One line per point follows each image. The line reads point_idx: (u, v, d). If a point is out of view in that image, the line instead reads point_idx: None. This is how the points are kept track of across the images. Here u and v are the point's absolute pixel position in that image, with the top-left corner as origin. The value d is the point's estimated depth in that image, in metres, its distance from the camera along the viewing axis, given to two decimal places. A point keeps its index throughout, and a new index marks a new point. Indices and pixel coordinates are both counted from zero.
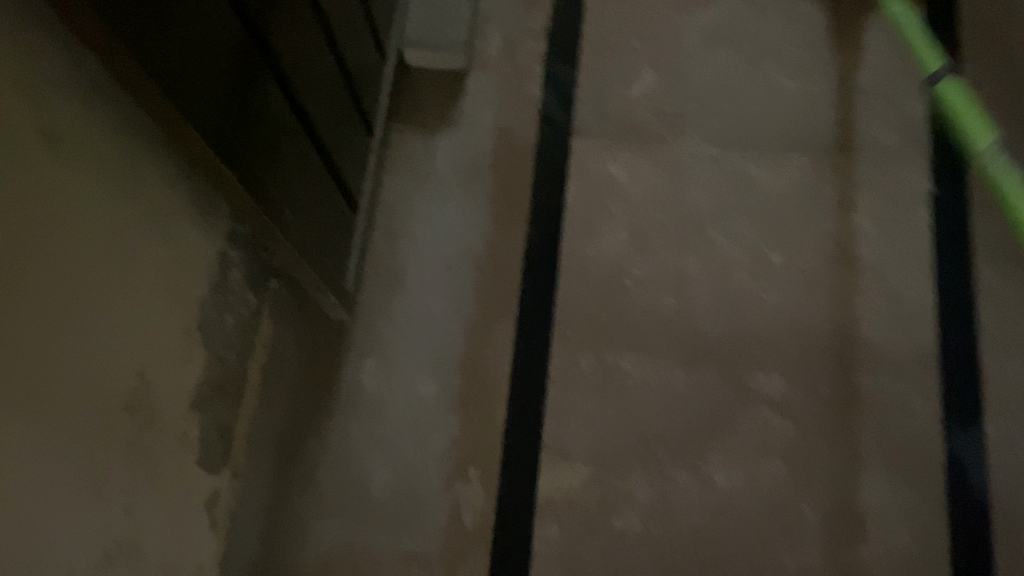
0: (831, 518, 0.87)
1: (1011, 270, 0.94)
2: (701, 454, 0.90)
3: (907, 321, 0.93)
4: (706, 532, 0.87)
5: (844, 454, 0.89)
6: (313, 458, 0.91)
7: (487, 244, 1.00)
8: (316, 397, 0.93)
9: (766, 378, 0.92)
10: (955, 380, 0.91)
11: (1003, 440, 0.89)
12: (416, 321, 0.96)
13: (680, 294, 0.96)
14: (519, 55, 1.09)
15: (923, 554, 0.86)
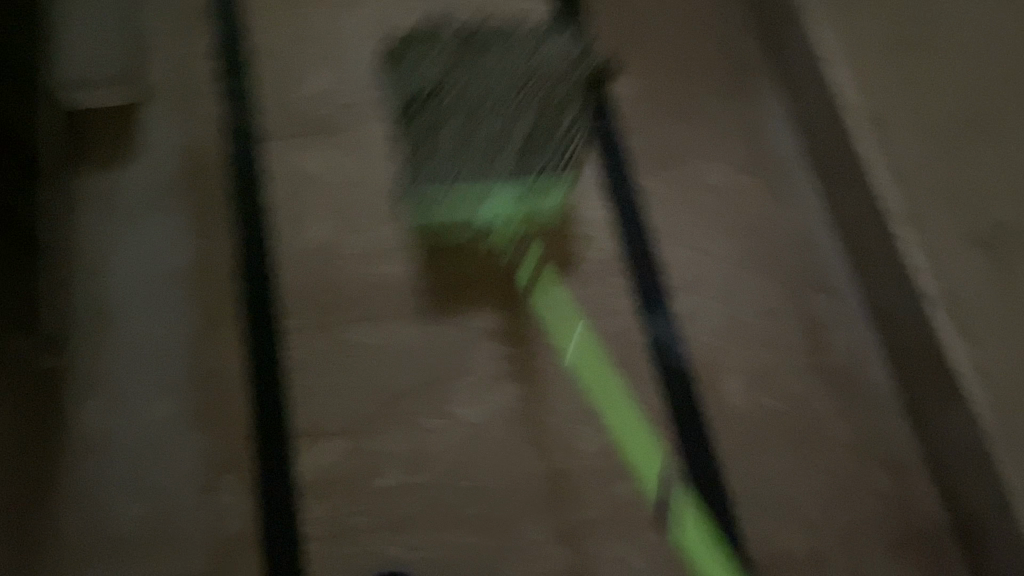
0: (567, 419, 0.95)
1: (664, 174, 1.09)
2: (443, 396, 0.95)
3: (592, 236, 1.05)
4: (461, 465, 0.92)
5: (567, 359, 0.98)
6: (58, 505, 0.89)
7: (195, 260, 1.00)
8: (44, 450, 0.90)
9: (485, 313, 1.00)
10: (644, 273, 1.03)
11: (691, 311, 1.02)
12: (136, 349, 0.95)
13: (394, 259, 1.02)
14: (189, 75, 1.10)
15: (649, 426, 0.96)
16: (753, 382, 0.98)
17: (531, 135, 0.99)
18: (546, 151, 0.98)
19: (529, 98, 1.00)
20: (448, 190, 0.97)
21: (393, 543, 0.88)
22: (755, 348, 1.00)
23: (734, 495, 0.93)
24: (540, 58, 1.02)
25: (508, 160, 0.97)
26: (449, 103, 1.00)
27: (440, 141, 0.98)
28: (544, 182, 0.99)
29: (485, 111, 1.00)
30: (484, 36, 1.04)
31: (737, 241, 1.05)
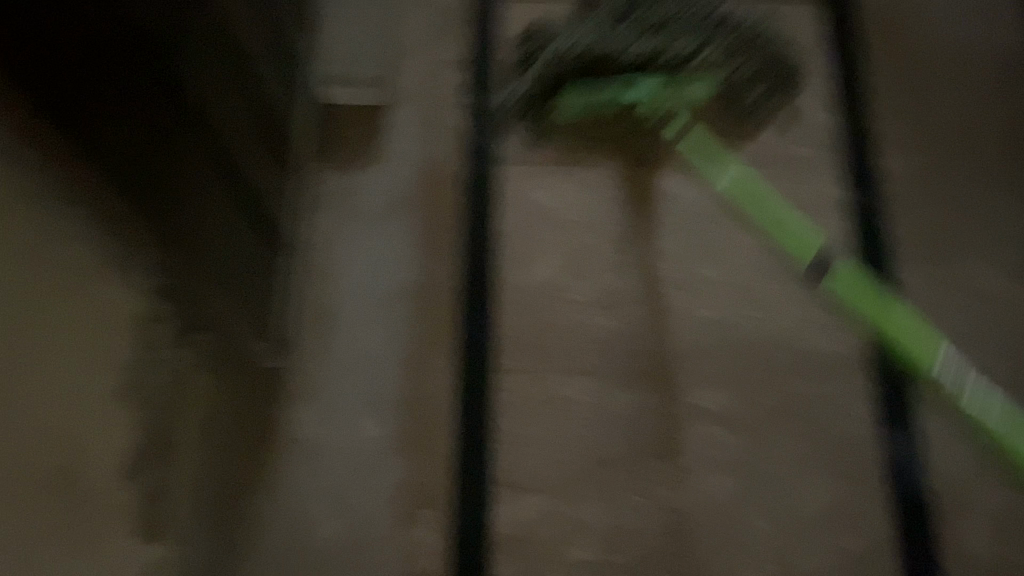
0: (782, 527, 0.88)
1: (927, 270, 0.99)
2: (650, 473, 0.90)
3: (835, 324, 0.96)
4: (663, 553, 0.87)
5: (790, 460, 0.91)
6: (250, 514, 0.86)
7: (424, 279, 0.98)
8: (254, 449, 0.88)
9: (706, 392, 0.93)
10: (887, 380, 0.93)
11: (935, 432, 0.91)
12: (350, 361, 0.94)
13: (617, 315, 0.97)
14: (438, 84, 1.08)
15: (872, 553, 0.87)
16: (995, 527, 0.88)
17: (674, 18, 0.98)
18: (696, 76, 0.94)
19: (699, 12, 0.98)
20: (612, 58, 0.93)
21: None
22: (1001, 489, 0.89)
23: None
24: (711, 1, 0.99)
25: (667, 37, 0.95)
26: (606, 16, 0.99)
27: (611, 42, 0.95)
28: (691, 67, 0.94)
29: (653, 26, 0.97)
30: None
31: (998, 362, 0.94)
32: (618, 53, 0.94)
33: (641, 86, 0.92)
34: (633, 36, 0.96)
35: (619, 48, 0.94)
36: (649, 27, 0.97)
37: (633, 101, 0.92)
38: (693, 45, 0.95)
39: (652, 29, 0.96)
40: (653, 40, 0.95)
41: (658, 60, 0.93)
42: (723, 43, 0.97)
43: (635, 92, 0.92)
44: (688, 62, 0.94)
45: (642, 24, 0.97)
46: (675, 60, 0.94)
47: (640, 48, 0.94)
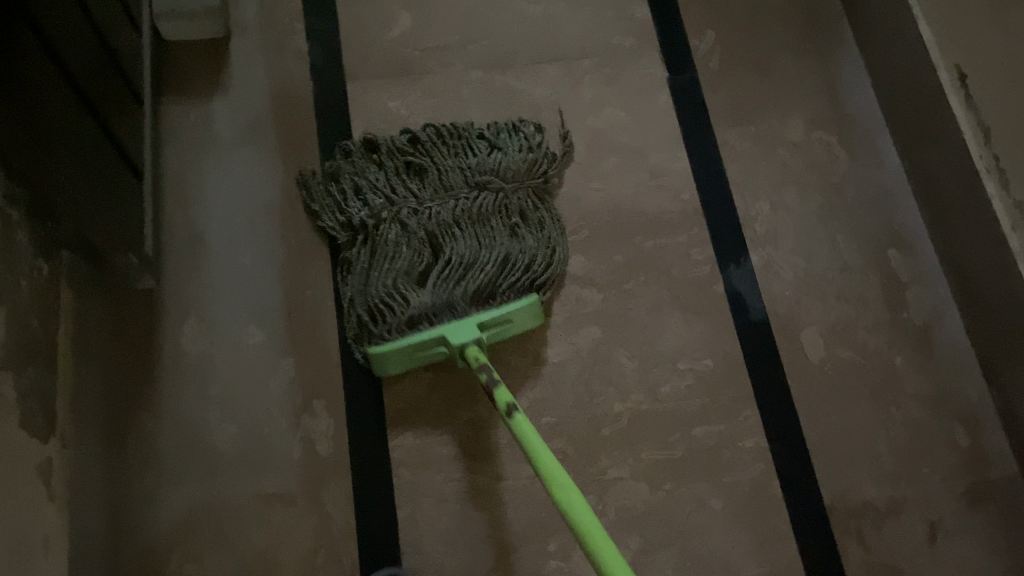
0: (648, 363, 0.96)
1: (743, 129, 1.09)
2: (526, 335, 0.97)
3: (669, 186, 1.06)
4: (545, 402, 0.94)
5: (650, 305, 0.99)
6: (145, 430, 0.88)
7: (285, 193, 1.01)
8: (138, 369, 0.90)
9: (567, 258, 1.01)
10: (724, 238, 1.03)
11: (768, 264, 1.02)
12: (226, 276, 0.96)
13: None
14: (277, 14, 1.11)
15: (729, 372, 0.97)
16: (832, 335, 0.99)
17: (455, 224, 0.96)
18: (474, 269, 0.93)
19: (490, 241, 0.95)
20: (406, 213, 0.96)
21: (481, 473, 0.90)
22: (831, 302, 1.01)
23: (812, 445, 0.94)
24: (517, 147, 1.02)
25: (466, 279, 0.91)
26: (416, 228, 0.95)
27: (387, 288, 0.92)
28: (499, 267, 0.93)
29: (436, 238, 0.95)
30: (433, 134, 1.02)
31: (816, 198, 1.06)
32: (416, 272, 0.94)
33: (464, 334, 0.85)
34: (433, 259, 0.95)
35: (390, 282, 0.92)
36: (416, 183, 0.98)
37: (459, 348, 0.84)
38: (471, 255, 0.94)
39: (443, 244, 0.95)
40: (446, 274, 0.93)
41: (478, 301, 0.92)
42: (522, 225, 0.97)
43: (458, 333, 0.85)
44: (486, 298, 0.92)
45: (439, 270, 0.93)
46: (485, 291, 0.92)
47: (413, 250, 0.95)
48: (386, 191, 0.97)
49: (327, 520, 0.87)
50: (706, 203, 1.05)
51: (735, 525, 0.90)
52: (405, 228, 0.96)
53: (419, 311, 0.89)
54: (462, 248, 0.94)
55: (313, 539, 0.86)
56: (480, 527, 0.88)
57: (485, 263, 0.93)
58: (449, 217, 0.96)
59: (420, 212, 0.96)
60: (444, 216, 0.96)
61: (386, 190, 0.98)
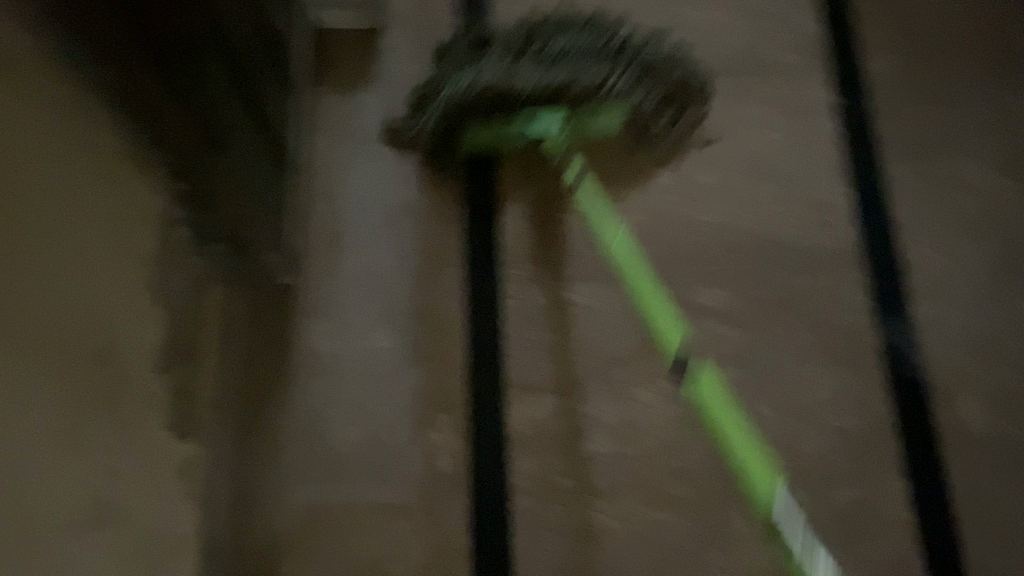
0: (788, 415, 0.90)
1: (915, 167, 1.01)
2: (659, 370, 0.92)
3: (828, 222, 0.98)
4: (674, 444, 0.89)
5: (796, 351, 0.93)
6: (272, 426, 0.87)
7: (424, 195, 0.99)
8: (271, 365, 0.89)
9: (709, 292, 0.95)
10: (884, 286, 0.95)
11: (931, 319, 0.94)
12: (361, 276, 0.95)
13: (620, 223, 0.99)
14: (431, 7, 1.08)
15: (876, 434, 0.90)
16: (992, 405, 0.91)
17: (563, 53, 0.96)
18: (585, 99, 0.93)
19: (590, 52, 0.96)
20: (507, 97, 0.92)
21: (601, 512, 0.86)
22: (995, 369, 0.92)
23: (963, 526, 0.86)
24: (631, 73, 0.95)
25: (578, 72, 0.92)
26: (491, 70, 0.94)
27: (506, 118, 0.95)
28: (601, 103, 0.93)
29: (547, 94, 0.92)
30: (559, 47, 0.97)
31: (987, 251, 0.97)
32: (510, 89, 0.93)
33: (547, 116, 0.94)
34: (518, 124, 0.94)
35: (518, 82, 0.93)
36: (548, 59, 0.96)
37: (543, 132, 0.93)
38: (572, 73, 0.92)
39: (550, 64, 0.95)
40: (546, 75, 0.93)
41: (566, 93, 0.92)
42: (634, 68, 0.95)
43: (541, 123, 0.94)
44: (600, 87, 0.93)
45: (544, 58, 0.96)
46: (585, 93, 0.93)
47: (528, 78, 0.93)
48: (500, 66, 0.95)
49: (443, 541, 0.85)
50: (867, 246, 0.97)
51: None
52: (506, 117, 0.94)
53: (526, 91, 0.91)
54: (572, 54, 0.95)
55: (427, 557, 0.85)
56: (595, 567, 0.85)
57: (594, 87, 0.93)
58: (569, 45, 0.96)
59: (530, 62, 0.96)
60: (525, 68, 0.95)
61: (499, 69, 0.95)
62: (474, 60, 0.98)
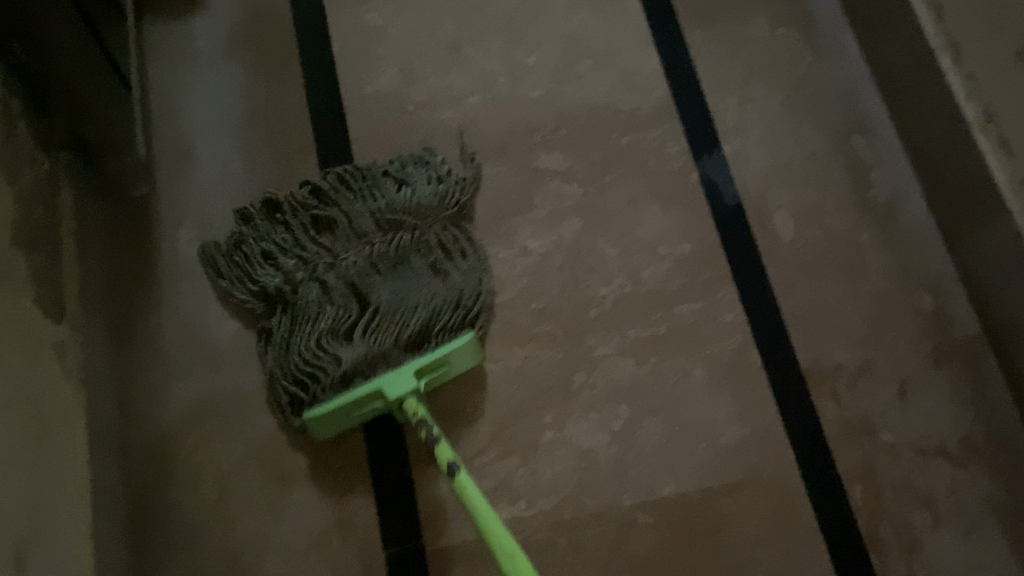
0: (629, 250, 1.01)
1: (712, 29, 1.13)
2: (511, 229, 1.01)
3: (642, 85, 1.10)
4: (532, 289, 0.98)
5: (629, 197, 1.04)
6: (151, 327, 0.91)
7: (268, 102, 1.03)
8: (135, 268, 0.93)
9: (547, 156, 1.05)
10: (699, 134, 1.08)
11: (742, 154, 1.07)
12: (217, 180, 0.98)
13: (459, 108, 1.07)
14: None
15: (708, 253, 1.01)
16: (801, 215, 1.04)
17: (358, 226, 0.92)
18: (372, 300, 0.87)
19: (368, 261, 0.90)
20: (291, 292, 0.89)
21: (476, 358, 0.95)
22: (801, 186, 1.05)
23: (787, 317, 0.99)
24: (428, 184, 0.96)
25: (384, 332, 0.85)
26: (334, 280, 0.88)
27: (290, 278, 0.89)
28: (421, 337, 0.86)
29: (354, 283, 0.89)
30: (335, 177, 0.95)
31: (782, 90, 1.10)
32: (276, 289, 0.89)
33: (399, 381, 0.82)
34: (307, 292, 0.88)
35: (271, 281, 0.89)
36: (311, 223, 0.93)
37: (397, 399, 0.82)
38: (343, 300, 0.88)
39: (370, 306, 0.87)
40: (309, 305, 0.88)
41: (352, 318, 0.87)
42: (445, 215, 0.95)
43: (392, 384, 0.82)
44: (419, 339, 0.86)
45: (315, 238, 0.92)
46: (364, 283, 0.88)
47: (308, 298, 0.88)
48: (282, 270, 0.90)
49: None
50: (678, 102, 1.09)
51: (719, 390, 0.95)
52: (324, 288, 0.88)
53: (348, 352, 0.84)
54: (417, 210, 0.93)
55: None
56: (476, 405, 0.93)
57: (414, 319, 0.86)
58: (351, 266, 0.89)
59: (314, 287, 0.88)
60: (307, 282, 0.89)
61: (283, 271, 0.90)
62: (268, 227, 0.93)
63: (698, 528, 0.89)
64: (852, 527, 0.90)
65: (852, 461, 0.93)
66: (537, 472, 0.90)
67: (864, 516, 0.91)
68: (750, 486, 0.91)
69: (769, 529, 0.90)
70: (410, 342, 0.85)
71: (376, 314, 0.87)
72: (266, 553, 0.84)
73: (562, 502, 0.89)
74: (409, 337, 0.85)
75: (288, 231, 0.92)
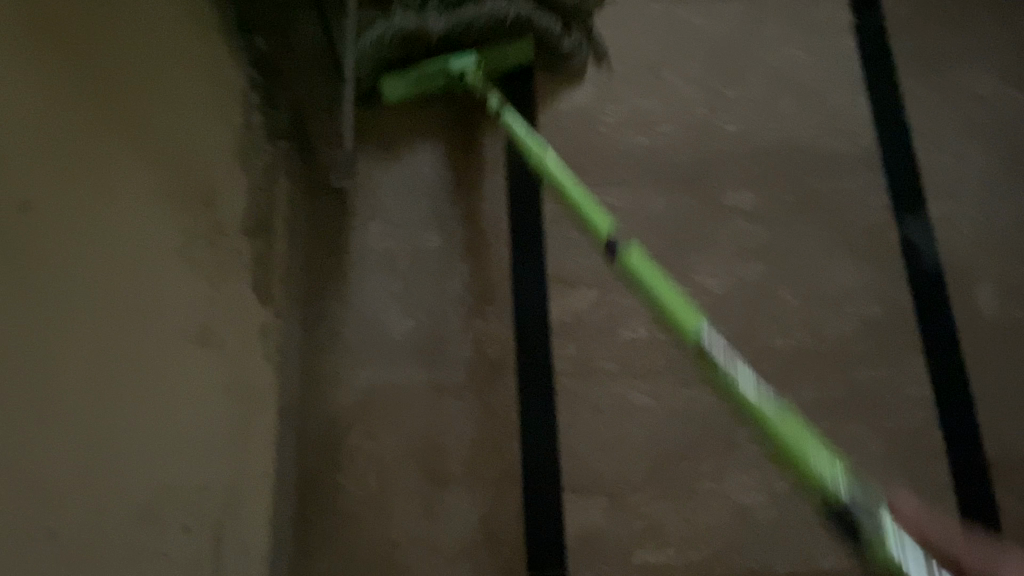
0: (812, 303, 0.97)
1: (929, 81, 1.07)
2: (691, 264, 0.99)
3: (846, 131, 1.05)
4: (705, 328, 0.96)
5: (818, 247, 0.99)
6: (334, 314, 0.94)
7: (467, 107, 1.05)
8: (327, 255, 0.96)
9: (736, 194, 1.02)
10: (902, 191, 1.02)
11: (947, 219, 1.01)
12: (412, 179, 1.01)
13: (652, 134, 1.05)
14: None
15: (896, 320, 0.96)
16: (1006, 292, 0.97)
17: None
18: (472, 7, 1.01)
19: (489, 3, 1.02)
20: (418, 40, 1.00)
21: (639, 391, 0.93)
22: (1009, 260, 0.99)
23: (976, 401, 0.93)
24: None
25: (469, 13, 1.00)
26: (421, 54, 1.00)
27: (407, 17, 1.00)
28: (507, 33, 1.03)
29: (445, 33, 1.00)
30: None
31: (1000, 155, 1.03)
32: (413, 28, 0.99)
33: (465, 56, 1.00)
34: (426, 16, 1.00)
35: (408, 24, 0.99)
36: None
37: (464, 69, 0.99)
38: (465, 18, 1.01)
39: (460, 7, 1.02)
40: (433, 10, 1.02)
41: (467, 37, 1.01)
42: None
43: (458, 59, 0.99)
44: (524, 28, 1.02)
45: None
46: (484, 22, 1.01)
47: (408, 19, 1.00)
48: (412, 11, 1.01)
49: (494, 417, 0.91)
50: (886, 154, 1.04)
51: (891, 466, 0.90)
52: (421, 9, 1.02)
53: (441, 30, 1.00)
54: None
55: (478, 431, 0.91)
56: (638, 440, 0.91)
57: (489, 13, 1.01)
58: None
59: (436, 9, 1.02)
60: (413, 9, 1.01)
61: (412, 11, 1.01)
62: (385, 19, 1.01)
63: None
64: None
65: None
66: (690, 518, 0.87)
67: None
68: None
69: None
70: (495, 29, 1.02)
71: (464, 40, 1.01)
72: (415, 552, 0.86)
73: (714, 556, 0.86)
74: (494, 16, 1.01)
75: (381, 14, 1.03)
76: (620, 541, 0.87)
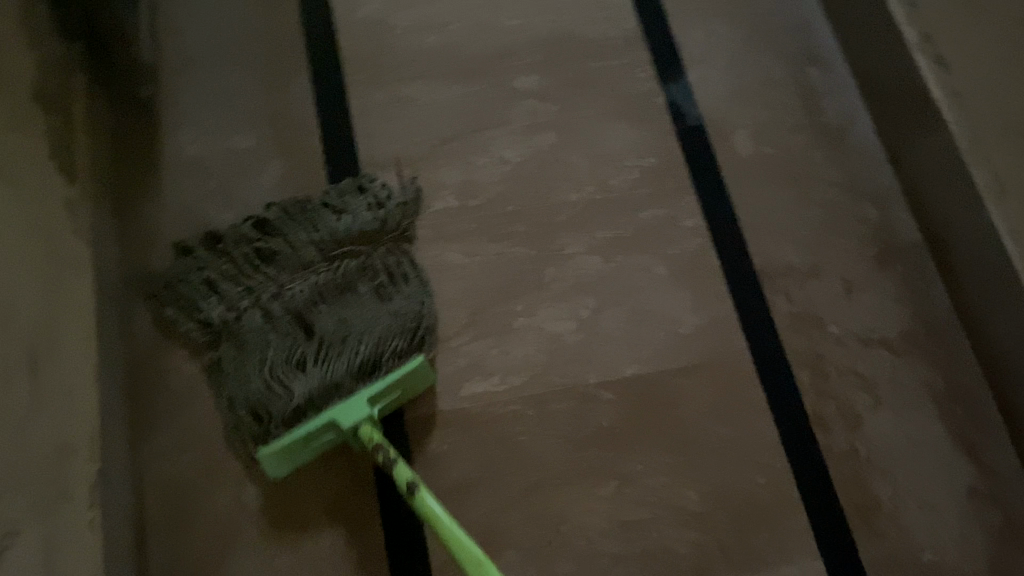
0: (599, 161, 1.08)
1: None
2: (489, 140, 1.08)
3: (613, 17, 1.17)
4: (506, 193, 1.05)
5: (599, 115, 1.11)
6: (149, 221, 0.99)
7: (265, 21, 1.11)
8: (135, 170, 1.01)
9: (523, 78, 1.12)
10: (663, 61, 1.15)
11: (704, 80, 1.14)
12: (215, 91, 1.05)
13: (442, 33, 1.14)
14: None
15: (670, 167, 1.09)
16: (759, 135, 1.11)
17: (323, 292, 0.92)
18: (327, 325, 0.89)
19: (355, 292, 0.92)
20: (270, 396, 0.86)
21: (452, 251, 1.02)
22: (759, 109, 1.13)
23: (743, 222, 1.06)
24: (366, 206, 0.97)
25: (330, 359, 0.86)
26: (279, 313, 0.90)
27: (262, 365, 0.88)
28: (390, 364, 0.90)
29: (297, 313, 0.90)
30: (277, 212, 0.97)
31: (746, 24, 1.18)
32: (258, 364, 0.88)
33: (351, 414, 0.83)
34: (283, 364, 0.88)
35: (260, 383, 0.87)
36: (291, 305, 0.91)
37: (352, 428, 0.83)
38: (335, 337, 0.88)
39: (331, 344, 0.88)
40: (286, 349, 0.89)
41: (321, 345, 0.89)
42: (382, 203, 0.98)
43: (346, 415, 0.83)
44: (383, 301, 0.92)
45: (295, 303, 0.91)
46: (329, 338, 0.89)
47: (267, 354, 0.88)
48: (263, 342, 0.89)
49: None
50: (647, 32, 1.17)
51: (678, 285, 1.02)
52: (269, 316, 0.90)
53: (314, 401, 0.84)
54: (358, 245, 0.95)
55: None
56: (456, 293, 1.00)
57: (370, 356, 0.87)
58: (310, 290, 0.91)
59: (293, 335, 0.89)
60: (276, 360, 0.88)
61: (260, 338, 0.89)
62: (244, 337, 0.90)
63: (657, 408, 0.96)
64: (800, 409, 0.97)
65: (801, 349, 1.00)
66: (508, 352, 0.97)
67: (812, 401, 0.97)
68: (705, 369, 0.98)
69: (723, 407, 0.97)
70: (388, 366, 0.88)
71: (312, 407, 0.85)
72: None
73: (534, 379, 0.96)
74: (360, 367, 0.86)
75: (208, 282, 0.93)
76: (449, 380, 0.96)
